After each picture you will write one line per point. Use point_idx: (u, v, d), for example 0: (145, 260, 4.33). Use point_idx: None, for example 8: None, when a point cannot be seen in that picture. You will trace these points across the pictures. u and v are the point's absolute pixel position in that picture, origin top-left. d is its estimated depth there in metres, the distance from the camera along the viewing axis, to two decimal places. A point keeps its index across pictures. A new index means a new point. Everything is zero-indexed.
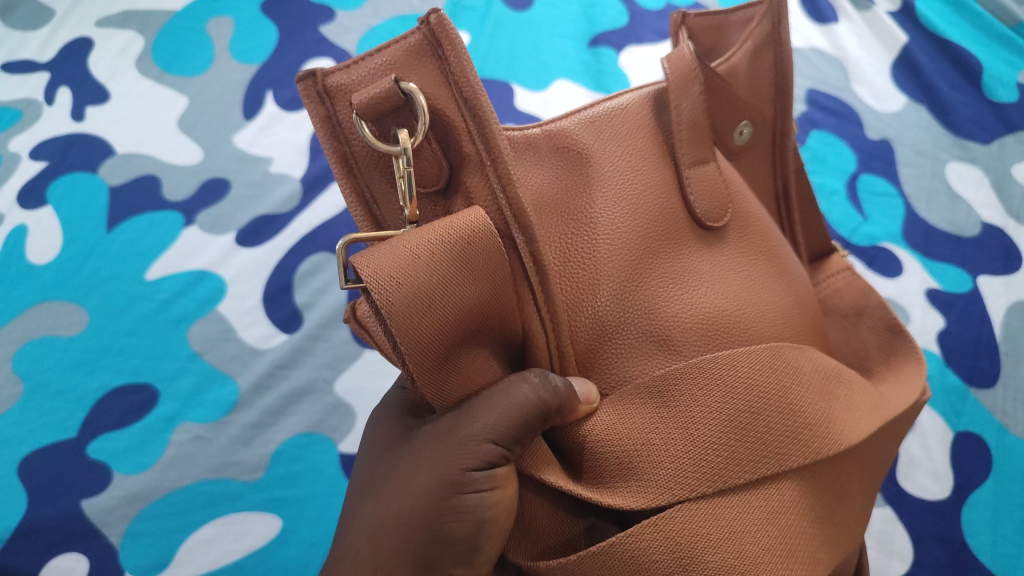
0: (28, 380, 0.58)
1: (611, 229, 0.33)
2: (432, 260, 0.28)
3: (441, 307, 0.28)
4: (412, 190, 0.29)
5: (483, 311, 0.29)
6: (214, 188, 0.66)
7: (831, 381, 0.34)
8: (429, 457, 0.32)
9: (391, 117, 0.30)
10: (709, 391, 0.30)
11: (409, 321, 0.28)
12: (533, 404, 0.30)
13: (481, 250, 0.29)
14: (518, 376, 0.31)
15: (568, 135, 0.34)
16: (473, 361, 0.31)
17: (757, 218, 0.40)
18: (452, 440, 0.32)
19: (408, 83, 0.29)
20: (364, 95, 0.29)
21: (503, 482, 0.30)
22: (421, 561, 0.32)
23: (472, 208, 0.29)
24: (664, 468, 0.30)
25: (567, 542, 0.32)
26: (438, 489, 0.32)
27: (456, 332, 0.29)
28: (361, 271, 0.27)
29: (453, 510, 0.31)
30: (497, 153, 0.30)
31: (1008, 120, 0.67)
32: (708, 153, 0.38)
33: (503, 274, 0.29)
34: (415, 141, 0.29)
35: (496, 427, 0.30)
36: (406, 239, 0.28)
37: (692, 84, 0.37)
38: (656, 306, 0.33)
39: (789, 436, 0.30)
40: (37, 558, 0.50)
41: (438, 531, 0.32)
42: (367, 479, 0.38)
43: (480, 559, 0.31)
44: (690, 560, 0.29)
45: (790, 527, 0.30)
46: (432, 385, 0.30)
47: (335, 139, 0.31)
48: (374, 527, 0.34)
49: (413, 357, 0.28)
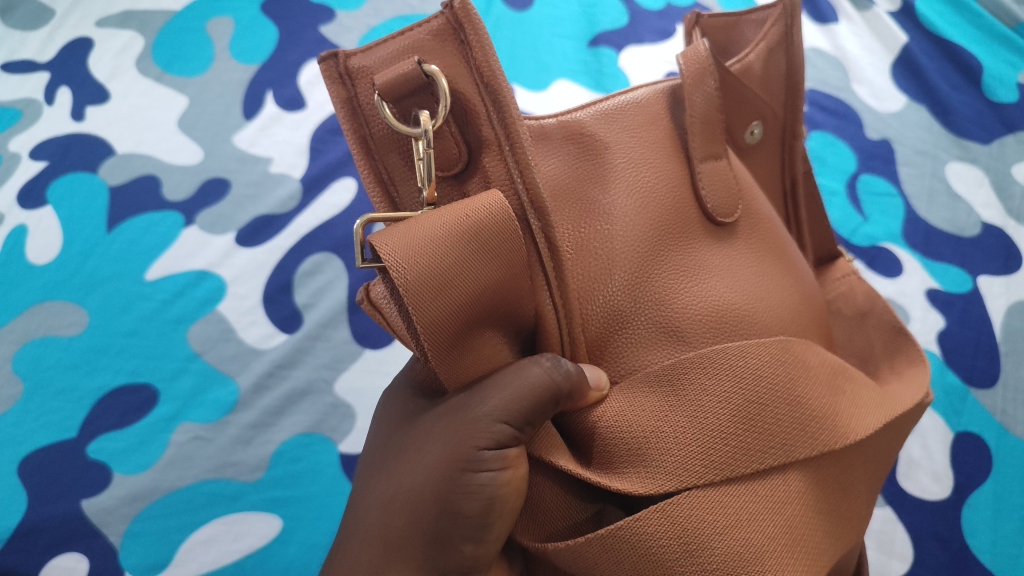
0: (28, 380, 0.58)
1: (623, 219, 0.33)
2: (449, 241, 0.28)
3: (458, 287, 0.28)
4: (431, 172, 0.29)
5: (498, 293, 0.29)
6: (214, 188, 0.66)
7: (837, 376, 0.34)
8: (440, 436, 0.32)
9: (411, 98, 0.30)
10: (719, 381, 0.30)
11: (426, 300, 0.27)
12: (544, 386, 0.30)
13: (498, 234, 0.29)
14: (530, 359, 0.31)
15: (583, 127, 0.34)
16: (485, 343, 0.31)
17: (765, 216, 0.41)
18: (463, 419, 0.31)
19: (430, 65, 0.29)
20: (387, 76, 0.29)
21: (515, 462, 0.31)
22: (432, 537, 0.32)
23: (491, 192, 0.29)
24: (673, 455, 0.30)
25: (575, 526, 0.32)
26: (450, 467, 0.32)
27: (471, 314, 0.29)
28: (381, 250, 0.27)
29: (464, 488, 0.31)
30: (516, 138, 0.30)
31: (1008, 120, 0.67)
32: (720, 149, 0.38)
33: (519, 258, 0.29)
34: (436, 123, 0.29)
35: (508, 407, 0.30)
36: (424, 219, 0.28)
37: (706, 79, 0.37)
38: (666, 296, 0.33)
39: (797, 428, 0.31)
40: (37, 558, 0.50)
41: (448, 508, 0.32)
42: (373, 458, 0.37)
43: (491, 536, 0.32)
44: (696, 546, 0.29)
45: (795, 517, 0.30)
46: (445, 365, 0.30)
47: (355, 120, 0.31)
48: (382, 505, 0.34)
49: (429, 337, 0.28)
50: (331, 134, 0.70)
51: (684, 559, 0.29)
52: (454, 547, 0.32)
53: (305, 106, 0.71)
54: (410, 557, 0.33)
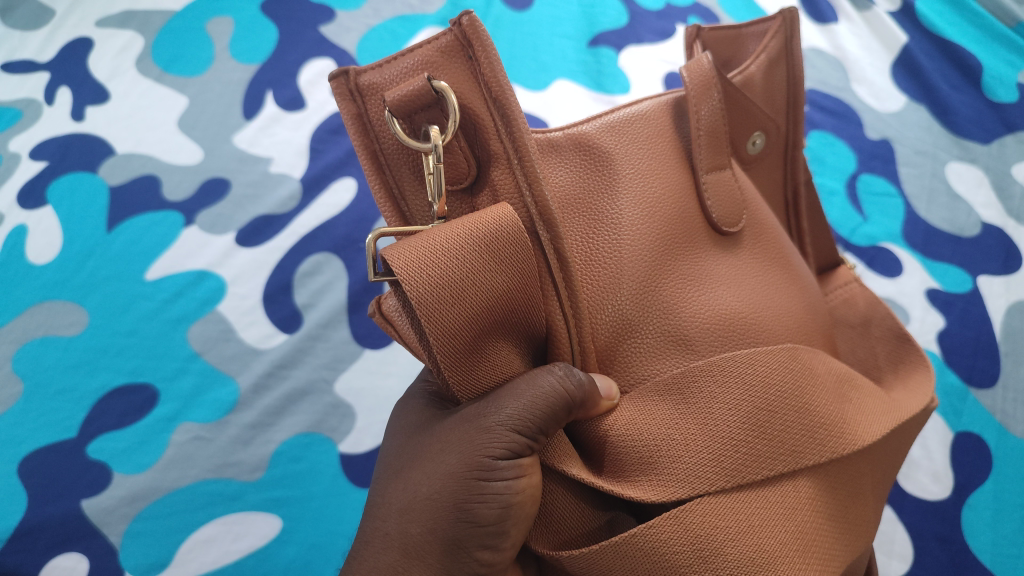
0: (27, 380, 0.58)
1: (631, 228, 0.33)
2: (462, 252, 0.28)
3: (469, 296, 0.28)
4: (441, 187, 0.29)
5: (509, 303, 0.29)
6: (214, 188, 0.66)
7: (845, 384, 0.34)
8: (454, 444, 0.32)
9: (423, 113, 0.30)
10: (728, 388, 0.30)
11: (439, 310, 0.28)
12: (557, 396, 0.30)
13: (510, 243, 0.29)
14: (542, 369, 0.31)
15: (591, 138, 0.34)
16: (498, 354, 0.31)
17: (770, 226, 0.41)
18: (477, 427, 0.32)
19: (439, 81, 0.29)
20: (397, 92, 0.29)
21: (529, 470, 0.31)
22: (447, 544, 0.32)
23: (500, 204, 0.29)
24: (685, 463, 0.29)
25: (588, 535, 0.32)
26: (463, 475, 0.32)
27: (482, 324, 0.29)
28: (392, 264, 0.27)
29: (477, 495, 0.31)
30: (524, 151, 0.30)
31: (1008, 120, 0.67)
32: (725, 160, 0.38)
33: (531, 268, 0.29)
34: (446, 138, 0.29)
35: (521, 416, 0.30)
36: (435, 231, 0.28)
37: (711, 91, 0.37)
38: (674, 305, 0.33)
39: (806, 435, 0.31)
40: (37, 558, 0.50)
41: (463, 515, 0.32)
42: (385, 468, 0.37)
43: (506, 544, 0.31)
44: (709, 552, 0.29)
45: (806, 523, 0.30)
46: (457, 374, 0.30)
47: (366, 137, 0.31)
48: (396, 513, 0.34)
49: (441, 347, 0.28)
50: (331, 134, 0.70)
51: (698, 565, 0.29)
52: (469, 554, 0.32)
53: (305, 106, 0.71)
54: (425, 563, 0.33)
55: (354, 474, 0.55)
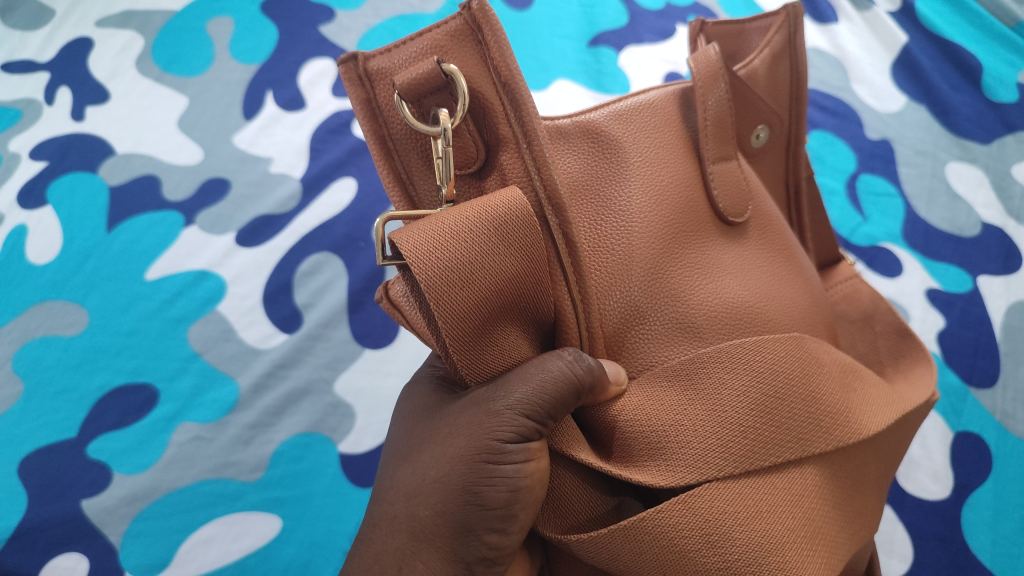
0: (27, 379, 0.58)
1: (640, 216, 0.33)
2: (470, 235, 0.28)
3: (479, 279, 0.28)
4: (450, 170, 0.29)
5: (518, 287, 0.29)
6: (215, 188, 0.66)
7: (849, 375, 0.34)
8: (463, 426, 0.32)
9: (432, 97, 0.30)
10: (736, 374, 0.30)
11: (448, 293, 0.28)
12: (566, 380, 0.29)
13: (519, 227, 0.28)
14: (551, 353, 0.31)
15: (598, 125, 0.34)
16: (507, 338, 0.31)
17: (775, 218, 0.41)
18: (485, 411, 0.31)
19: (449, 65, 0.29)
20: (407, 75, 0.29)
21: (537, 454, 0.31)
22: (455, 527, 0.32)
23: (509, 188, 0.29)
24: (693, 448, 0.29)
25: (596, 519, 0.32)
26: (472, 458, 0.32)
27: (493, 306, 0.29)
28: (401, 246, 0.27)
29: (486, 478, 0.31)
30: (533, 136, 0.30)
31: (1008, 120, 0.67)
32: (730, 151, 0.38)
33: (540, 252, 0.29)
34: (455, 121, 0.29)
35: (531, 400, 0.30)
36: (444, 215, 0.28)
37: (717, 82, 0.38)
38: (681, 293, 0.33)
39: (812, 423, 0.31)
40: (37, 558, 0.50)
41: (472, 499, 0.32)
42: (394, 453, 0.37)
43: (515, 528, 0.31)
44: (718, 537, 0.29)
45: (812, 510, 0.30)
46: (466, 358, 0.30)
47: (375, 121, 0.31)
48: (405, 496, 0.34)
49: (450, 329, 0.28)
50: (331, 134, 0.70)
51: (706, 550, 0.29)
52: (477, 537, 0.32)
53: (305, 106, 0.71)
54: (432, 546, 0.33)
55: (354, 474, 0.55)
